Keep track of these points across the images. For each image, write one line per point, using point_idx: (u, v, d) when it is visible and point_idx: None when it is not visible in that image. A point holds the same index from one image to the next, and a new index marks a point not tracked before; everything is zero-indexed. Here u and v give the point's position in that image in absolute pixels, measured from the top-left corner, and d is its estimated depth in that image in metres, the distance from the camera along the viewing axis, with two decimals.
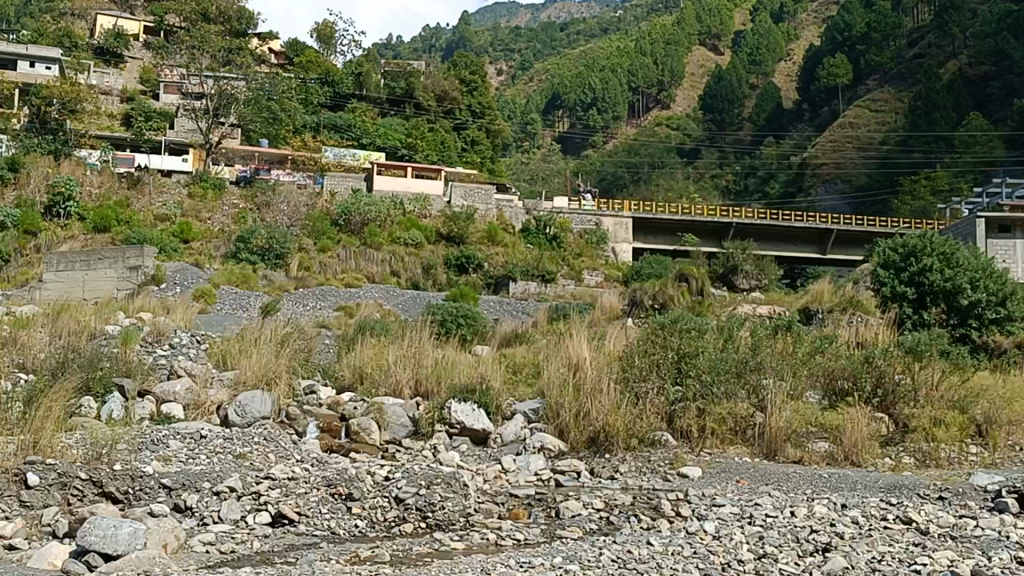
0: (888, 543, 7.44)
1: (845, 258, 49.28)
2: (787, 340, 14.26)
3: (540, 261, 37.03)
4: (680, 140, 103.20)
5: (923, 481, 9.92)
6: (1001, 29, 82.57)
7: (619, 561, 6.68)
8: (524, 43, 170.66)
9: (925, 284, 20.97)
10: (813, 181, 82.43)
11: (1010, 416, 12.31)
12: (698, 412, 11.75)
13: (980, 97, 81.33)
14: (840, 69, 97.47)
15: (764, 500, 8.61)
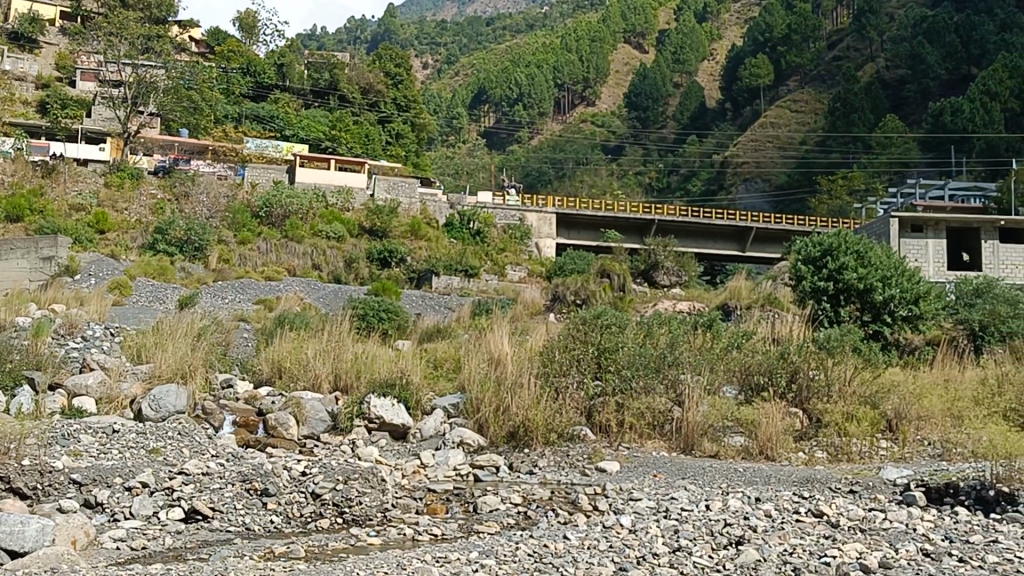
0: (799, 536, 7.58)
1: (764, 256, 49.89)
2: (705, 336, 14.41)
3: (464, 256, 37.02)
4: (605, 137, 103.98)
5: (835, 475, 10.13)
6: (917, 33, 84.55)
7: (536, 555, 6.71)
8: (450, 37, 170.59)
9: (842, 281, 21.30)
10: (734, 179, 83.66)
11: (920, 412, 12.62)
12: (617, 407, 11.85)
13: (896, 100, 83.21)
14: (761, 69, 97.90)
15: (678, 494, 8.71)
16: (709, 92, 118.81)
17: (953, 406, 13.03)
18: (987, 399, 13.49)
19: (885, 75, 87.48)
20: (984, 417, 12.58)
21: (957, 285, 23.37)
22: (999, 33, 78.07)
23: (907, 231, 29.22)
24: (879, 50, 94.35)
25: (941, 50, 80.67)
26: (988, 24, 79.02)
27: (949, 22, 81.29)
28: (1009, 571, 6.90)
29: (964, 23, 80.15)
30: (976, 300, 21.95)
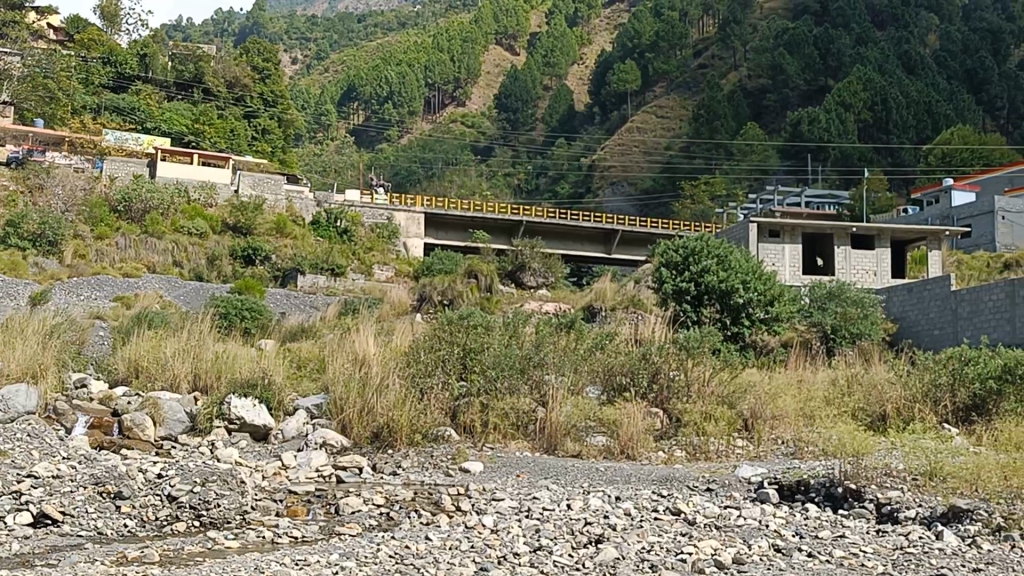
0: (656, 533, 7.74)
1: (628, 258, 50.65)
2: (569, 337, 14.57)
3: (330, 254, 36.62)
4: (475, 138, 104.31)
5: (693, 473, 10.39)
6: (778, 44, 87.40)
7: (396, 556, 6.69)
8: (321, 33, 168.88)
9: (702, 284, 21.81)
10: (601, 182, 84.98)
11: (775, 410, 13.01)
12: (481, 407, 11.90)
13: (757, 108, 85.79)
14: (629, 75, 100.75)
15: (539, 494, 8.80)
16: (578, 96, 120.33)
17: (805, 406, 13.47)
18: (838, 399, 14.04)
19: (747, 83, 90.15)
20: (834, 415, 13.09)
21: (811, 288, 24.00)
22: (853, 47, 81.36)
23: (765, 237, 30.11)
24: (741, 60, 97.22)
25: (801, 62, 83.59)
26: (844, 38, 82.26)
27: (808, 35, 84.22)
28: (855, 565, 7.18)
29: (822, 36, 83.27)
30: (829, 303, 22.77)
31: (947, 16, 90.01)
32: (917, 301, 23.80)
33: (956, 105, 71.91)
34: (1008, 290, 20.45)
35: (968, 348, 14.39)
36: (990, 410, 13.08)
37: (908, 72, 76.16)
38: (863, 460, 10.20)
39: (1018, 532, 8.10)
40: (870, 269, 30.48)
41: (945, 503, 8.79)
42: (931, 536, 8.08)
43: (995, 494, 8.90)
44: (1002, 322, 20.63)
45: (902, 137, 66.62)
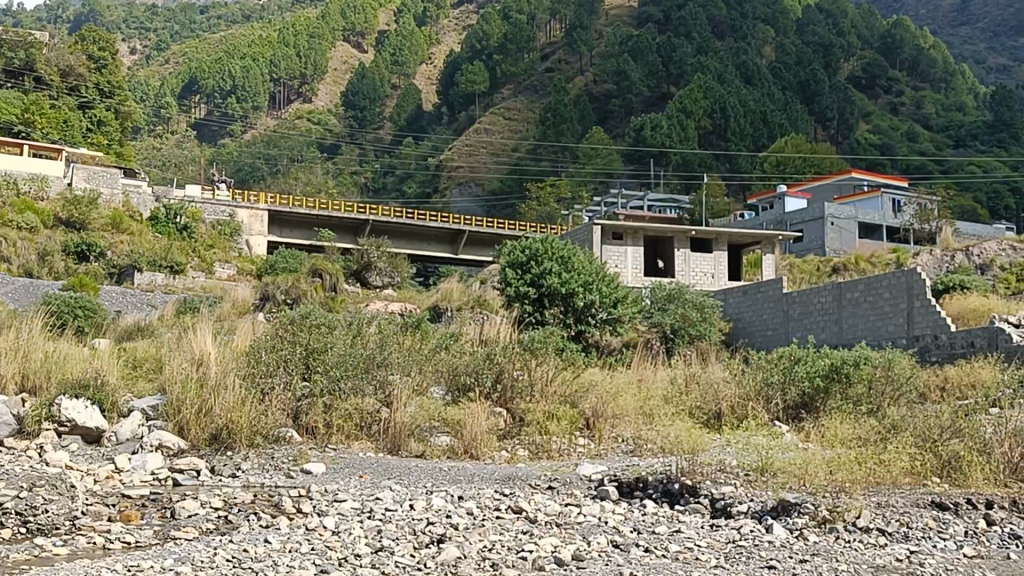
0: (499, 532, 7.81)
1: (475, 258, 50.80)
2: (413, 338, 14.57)
3: (169, 251, 35.63)
4: (321, 135, 102.99)
5: (534, 472, 10.48)
6: (622, 51, 89.36)
7: (234, 561, 6.56)
8: (161, 23, 164.05)
9: (545, 285, 22.06)
10: (449, 183, 85.02)
11: (615, 409, 13.28)
12: (324, 407, 11.77)
13: (602, 112, 87.34)
14: (476, 76, 100.49)
15: (382, 495, 8.76)
16: (426, 95, 120.15)
17: (645, 405, 13.77)
18: (676, 398, 14.40)
19: (592, 88, 91.85)
20: (673, 414, 13.42)
21: (651, 290, 24.53)
22: (694, 56, 83.76)
23: (609, 239, 30.69)
24: (587, 65, 99.06)
25: (644, 68, 85.65)
26: (686, 46, 84.99)
27: (651, 43, 86.39)
28: (689, 558, 7.41)
29: (664, 45, 85.52)
30: (668, 305, 23.37)
31: (783, 29, 93.59)
32: (750, 303, 24.63)
33: (790, 115, 74.85)
34: (836, 293, 21.43)
35: (798, 348, 14.99)
36: (818, 408, 13.69)
37: (745, 82, 78.80)
38: (699, 457, 10.52)
39: (841, 523, 8.52)
40: (709, 273, 31.43)
41: (775, 497, 9.15)
42: (761, 529, 8.41)
43: (820, 489, 9.31)
44: (830, 323, 21.60)
45: (739, 144, 69.94)
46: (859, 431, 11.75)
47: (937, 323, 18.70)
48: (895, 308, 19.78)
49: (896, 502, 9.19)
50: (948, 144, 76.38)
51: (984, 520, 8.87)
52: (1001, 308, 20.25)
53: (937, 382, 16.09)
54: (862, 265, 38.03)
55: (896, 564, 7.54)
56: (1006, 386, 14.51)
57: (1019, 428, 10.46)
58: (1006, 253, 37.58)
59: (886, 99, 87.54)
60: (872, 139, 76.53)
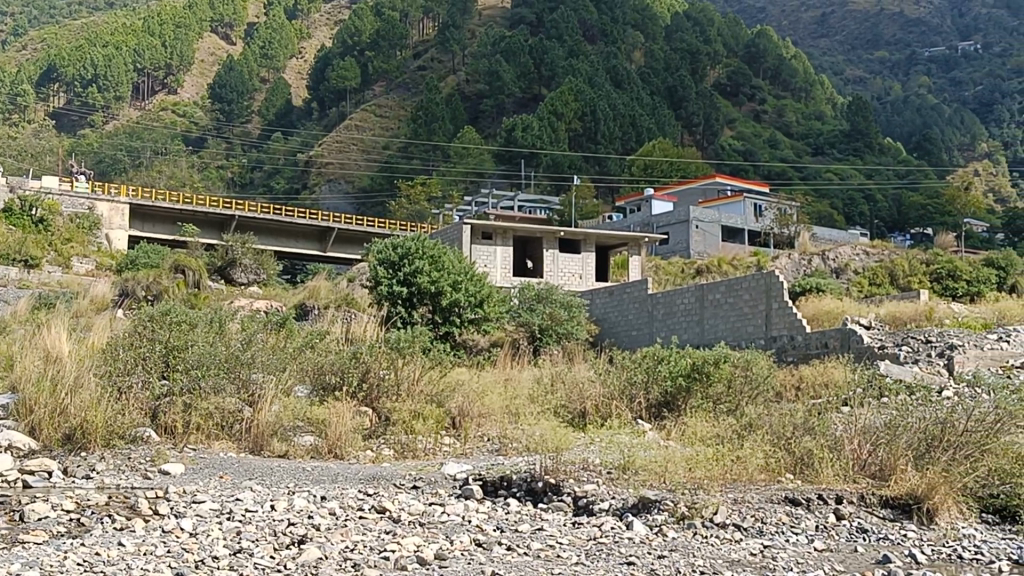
0: (361, 532, 7.76)
1: (344, 256, 50.23)
2: (278, 336, 14.39)
3: (23, 245, 34.36)
4: (186, 127, 100.56)
5: (399, 472, 10.44)
6: (495, 52, 89.77)
7: (85, 565, 6.36)
8: (18, 7, 157.74)
9: (414, 284, 21.96)
10: (318, 178, 84.03)
11: (481, 408, 13.36)
12: (184, 407, 11.51)
13: (474, 112, 87.45)
14: (348, 72, 99.75)
15: (242, 496, 8.60)
16: (296, 90, 118.47)
17: (511, 404, 13.82)
18: (541, 397, 14.50)
19: (464, 87, 92.03)
20: (538, 413, 13.52)
21: (520, 290, 24.68)
22: (565, 58, 84.63)
23: (478, 239, 30.78)
24: (459, 64, 99.27)
25: (516, 70, 86.18)
26: (557, 49, 86.00)
27: (524, 45, 87.14)
28: (551, 556, 7.50)
29: (536, 47, 86.38)
30: (536, 304, 23.54)
31: (652, 34, 95.22)
32: (617, 303, 25.02)
33: (657, 119, 76.35)
34: (698, 294, 21.92)
35: (661, 348, 15.29)
36: (680, 407, 13.98)
37: (615, 86, 79.96)
38: (562, 456, 10.61)
39: (699, 519, 8.74)
40: (576, 273, 31.83)
41: (635, 494, 9.34)
42: (622, 526, 8.55)
43: (679, 486, 9.53)
44: (692, 323, 22.11)
45: (608, 147, 70.60)
46: (718, 430, 12.03)
47: (793, 324, 19.33)
48: (754, 309, 20.37)
49: (752, 498, 9.45)
50: (808, 151, 79.04)
51: (833, 514, 9.24)
52: (853, 309, 21.13)
53: (792, 382, 16.62)
54: (725, 268, 39.00)
55: (751, 558, 7.78)
56: (856, 386, 15.10)
57: (868, 424, 10.87)
58: (860, 257, 39.76)
59: (750, 107, 89.97)
60: (736, 145, 78.55)
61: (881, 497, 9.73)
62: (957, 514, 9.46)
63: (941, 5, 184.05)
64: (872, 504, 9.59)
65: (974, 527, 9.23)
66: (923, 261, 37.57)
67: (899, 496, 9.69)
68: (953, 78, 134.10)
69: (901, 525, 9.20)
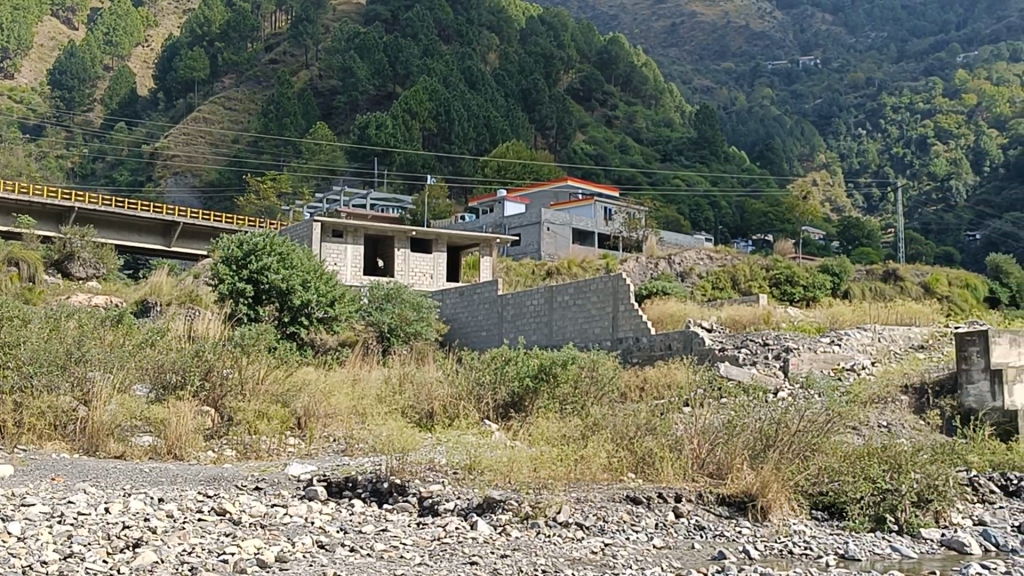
0: (198, 535, 7.59)
1: (188, 252, 48.75)
2: (116, 332, 14.00)
3: None
4: (23, 114, 96.15)
5: (241, 472, 10.26)
6: (349, 47, 88.75)
7: None
8: None
9: (262, 282, 21.53)
10: (163, 171, 81.58)
11: (327, 408, 13.22)
12: (13, 406, 11.06)
13: (326, 108, 86.42)
14: (196, 63, 97.14)
15: (74, 498, 8.29)
16: (141, 80, 114.85)
17: (358, 404, 13.70)
18: (388, 398, 14.44)
19: (318, 83, 90.78)
20: (386, 413, 13.47)
21: (371, 289, 24.47)
22: (420, 58, 84.50)
23: (328, 237, 30.44)
24: (313, 59, 98.05)
25: (370, 67, 85.51)
26: (412, 48, 85.61)
27: (378, 42, 86.58)
28: (395, 556, 7.48)
29: (391, 45, 85.93)
30: (386, 303, 23.42)
31: (506, 37, 95.72)
32: (466, 303, 25.09)
33: (511, 121, 76.90)
34: (547, 295, 22.15)
35: (509, 348, 15.42)
36: (527, 406, 14.13)
37: (470, 87, 80.02)
38: (410, 456, 10.58)
39: (543, 518, 8.86)
40: (427, 273, 31.75)
41: (480, 494, 9.39)
42: (466, 526, 8.59)
43: (522, 486, 9.64)
44: (541, 325, 22.34)
45: (462, 147, 70.70)
46: (563, 430, 12.18)
47: (639, 326, 19.77)
48: (602, 310, 20.72)
49: (594, 497, 9.61)
50: (656, 157, 80.88)
51: (672, 512, 9.47)
52: (695, 312, 21.76)
53: (637, 383, 17.02)
54: (574, 270, 39.62)
55: (591, 556, 7.92)
56: (698, 386, 15.54)
57: (708, 424, 11.19)
58: (704, 262, 40.92)
59: (602, 112, 91.36)
60: (587, 149, 79.70)
61: (719, 494, 10.03)
62: (789, 511, 9.84)
63: (783, 21, 191.00)
64: (710, 503, 9.88)
65: (805, 522, 9.62)
66: (762, 266, 38.95)
67: (735, 493, 10.00)
68: (794, 91, 139.27)
69: (737, 522, 9.52)
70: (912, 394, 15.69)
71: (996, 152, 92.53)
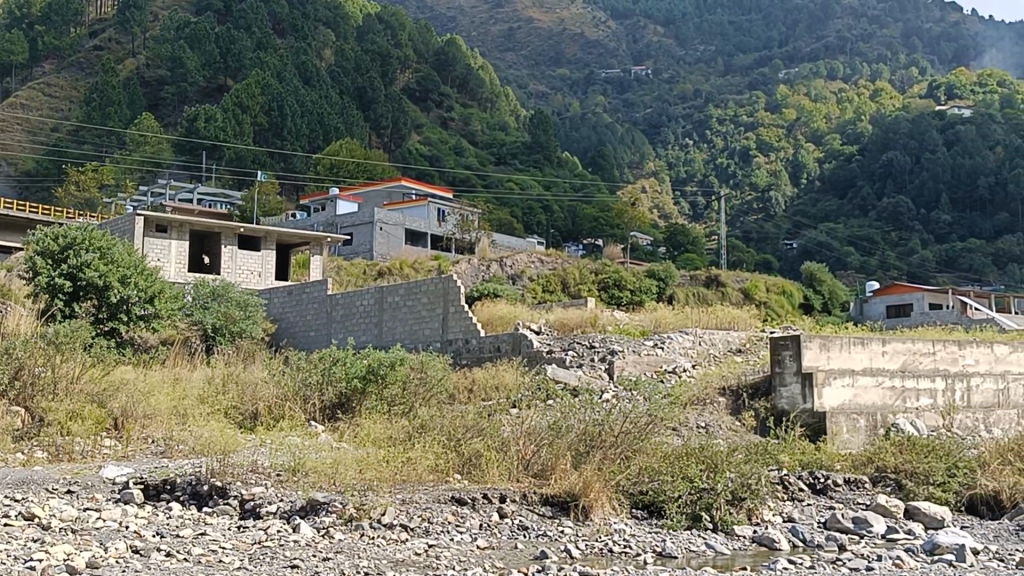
0: (4, 541, 7.26)
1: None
2: None
3: None
4: None
5: (51, 475, 9.87)
6: (179, 37, 86.12)
7: None
8: None
9: (80, 278, 20.71)
10: None
11: (146, 408, 12.81)
12: None
13: (153, 99, 83.71)
14: (14, 46, 92.39)
15: None
16: None
17: (179, 404, 13.34)
18: (212, 397, 14.07)
19: (145, 71, 87.76)
20: (208, 413, 13.17)
21: (196, 287, 23.85)
22: (253, 50, 82.70)
23: (152, 231, 29.47)
24: (140, 47, 94.65)
25: (201, 58, 83.63)
26: (245, 40, 83.71)
27: (209, 32, 84.35)
28: (212, 560, 7.32)
29: (223, 36, 83.83)
30: (211, 302, 22.88)
31: (343, 33, 94.65)
32: (295, 303, 24.72)
33: (345, 119, 76.12)
34: (377, 296, 22.01)
35: (338, 348, 15.29)
36: (354, 407, 14.06)
37: (304, 82, 78.68)
38: (231, 457, 10.38)
39: (368, 520, 8.81)
40: (255, 270, 31.07)
41: (305, 496, 9.29)
42: (287, 528, 8.49)
43: (348, 487, 9.60)
44: (371, 325, 22.20)
45: (294, 144, 70.20)
46: (389, 431, 12.19)
47: (469, 327, 19.95)
48: (431, 312, 20.75)
49: (419, 498, 9.63)
50: (491, 160, 81.43)
51: (496, 513, 9.56)
52: (525, 315, 21.96)
53: (465, 383, 17.11)
54: (406, 271, 39.55)
55: (415, 556, 7.94)
56: (526, 388, 15.80)
57: (534, 425, 11.35)
58: (535, 265, 41.28)
59: (437, 112, 91.39)
60: (422, 150, 79.67)
61: (542, 494, 10.20)
62: (610, 510, 10.06)
63: (617, 31, 195.75)
64: (534, 503, 10.04)
65: (625, 522, 9.85)
66: (592, 270, 39.76)
67: (558, 493, 10.17)
68: (627, 99, 142.69)
69: (560, 522, 9.68)
70: (729, 396, 16.25)
71: (812, 165, 96.99)
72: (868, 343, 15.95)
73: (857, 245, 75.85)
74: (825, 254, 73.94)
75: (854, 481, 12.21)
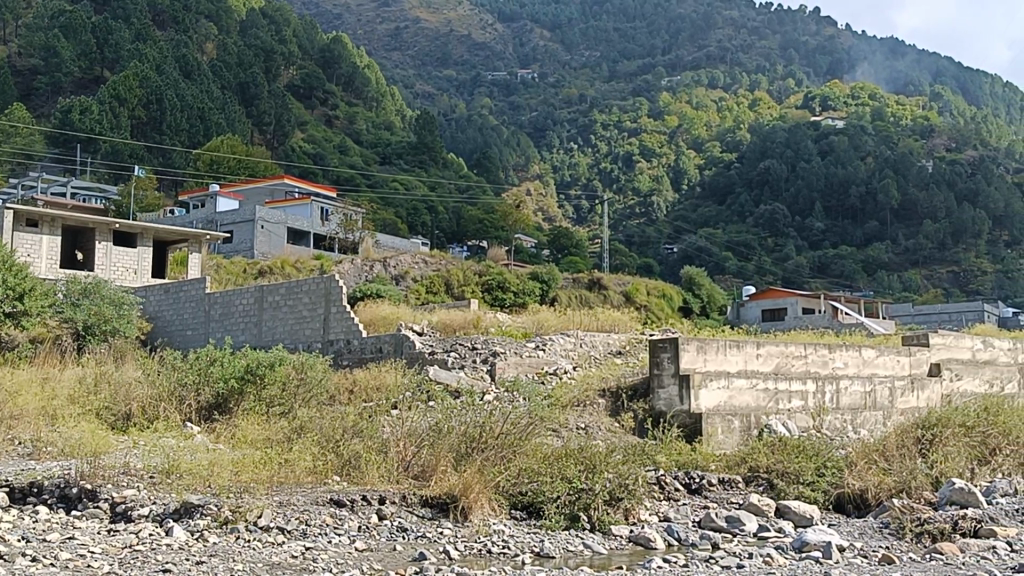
0: None
1: None
2: None
3: None
4: None
5: None
6: (53, 25, 83.24)
7: None
8: None
9: None
10: None
11: (11, 410, 12.41)
12: None
13: (24, 89, 80.83)
14: None
15: None
16: None
17: (48, 405, 12.96)
18: (82, 398, 13.69)
19: (16, 61, 84.76)
20: (78, 414, 12.77)
21: (67, 283, 23.22)
22: (132, 42, 80.50)
23: (22, 225, 28.50)
24: (11, 35, 91.29)
25: (76, 48, 80.91)
26: (123, 30, 81.35)
27: (87, 21, 81.64)
28: (80, 565, 7.11)
29: (100, 25, 81.24)
30: (82, 300, 22.30)
31: (225, 28, 93.01)
32: (171, 301, 24.18)
33: (228, 115, 74.70)
34: (257, 295, 21.68)
35: (215, 348, 15.06)
36: (231, 408, 13.81)
37: (184, 75, 76.85)
38: (101, 459, 10.12)
39: (243, 523, 8.68)
40: (131, 267, 30.25)
41: (178, 499, 9.11)
42: (160, 532, 8.30)
43: (222, 489, 9.43)
44: (249, 325, 21.85)
45: (174, 139, 68.28)
46: (268, 432, 12.06)
47: (351, 327, 19.80)
48: (313, 312, 20.55)
49: (297, 500, 9.52)
50: (375, 159, 80.95)
51: (375, 514, 9.53)
52: (407, 316, 21.83)
53: (346, 384, 16.92)
54: (287, 270, 39.03)
55: (291, 560, 7.84)
56: (407, 388, 15.82)
57: (415, 427, 11.36)
58: (419, 266, 41.05)
59: (321, 111, 90.45)
60: (305, 148, 78.67)
61: (422, 496, 10.18)
62: (489, 511, 10.09)
63: (504, 36, 197.22)
64: (413, 504, 10.01)
65: (503, 522, 9.91)
66: (475, 271, 39.76)
67: (437, 495, 10.17)
68: (512, 102, 143.74)
69: (438, 522, 9.68)
70: (609, 398, 16.51)
71: (693, 171, 99.02)
72: (742, 346, 16.25)
73: (735, 250, 77.71)
74: (704, 259, 75.36)
75: (728, 481, 12.49)
